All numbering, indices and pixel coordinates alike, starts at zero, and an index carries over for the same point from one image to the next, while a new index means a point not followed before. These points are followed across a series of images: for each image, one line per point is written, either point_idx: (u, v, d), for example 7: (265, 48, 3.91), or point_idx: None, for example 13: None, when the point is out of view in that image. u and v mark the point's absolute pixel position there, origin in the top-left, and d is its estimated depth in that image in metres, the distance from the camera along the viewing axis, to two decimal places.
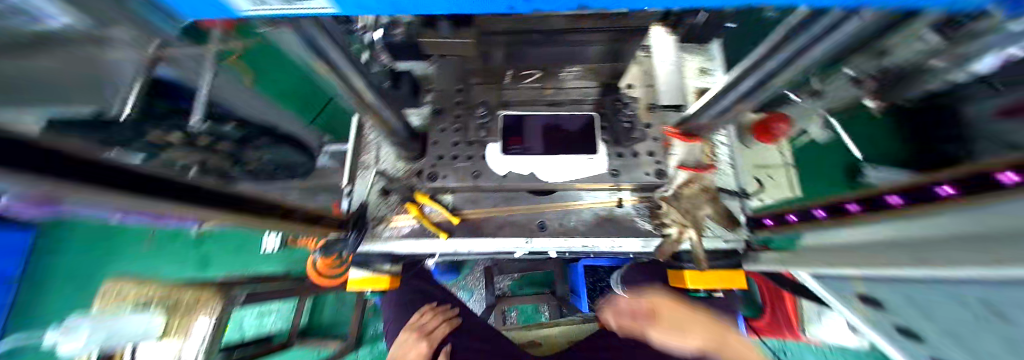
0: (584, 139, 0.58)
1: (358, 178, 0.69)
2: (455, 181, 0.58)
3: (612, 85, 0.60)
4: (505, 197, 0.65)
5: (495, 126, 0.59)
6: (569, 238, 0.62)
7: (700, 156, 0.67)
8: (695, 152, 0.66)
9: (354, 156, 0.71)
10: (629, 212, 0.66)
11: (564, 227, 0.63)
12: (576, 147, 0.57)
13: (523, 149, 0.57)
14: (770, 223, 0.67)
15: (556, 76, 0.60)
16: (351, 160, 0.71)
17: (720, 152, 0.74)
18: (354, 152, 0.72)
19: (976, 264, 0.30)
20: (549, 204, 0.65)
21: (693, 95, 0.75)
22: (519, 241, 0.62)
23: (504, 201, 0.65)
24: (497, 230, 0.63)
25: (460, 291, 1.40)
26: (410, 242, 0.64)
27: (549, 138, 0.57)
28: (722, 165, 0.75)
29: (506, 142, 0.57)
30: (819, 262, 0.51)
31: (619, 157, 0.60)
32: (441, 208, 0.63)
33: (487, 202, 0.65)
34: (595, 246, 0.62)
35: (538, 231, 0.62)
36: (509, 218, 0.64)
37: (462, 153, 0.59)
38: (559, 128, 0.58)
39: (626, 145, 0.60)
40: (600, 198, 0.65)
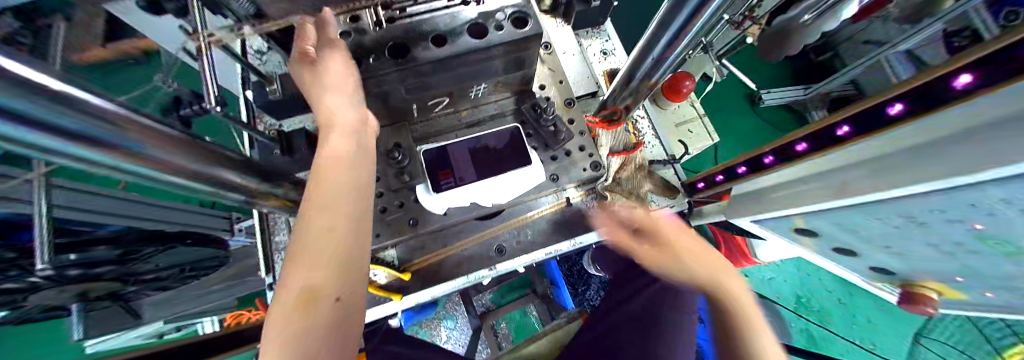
0: (514, 152, 0.55)
1: (275, 264, 0.66)
2: (393, 236, 0.53)
3: (524, 93, 0.59)
4: (454, 231, 0.62)
5: (415, 168, 0.53)
6: (530, 253, 0.62)
7: (622, 140, 0.69)
8: (619, 138, 0.69)
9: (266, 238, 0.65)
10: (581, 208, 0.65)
11: (520, 243, 0.63)
12: (511, 163, 0.54)
13: (454, 183, 0.53)
14: (700, 186, 0.67)
15: (466, 98, 0.56)
16: (261, 243, 0.65)
17: (641, 127, 0.76)
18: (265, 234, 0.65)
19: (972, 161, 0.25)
20: (501, 226, 0.63)
21: (603, 80, 0.77)
22: (483, 271, 0.60)
23: (453, 236, 0.62)
24: (457, 268, 0.61)
25: (443, 320, 1.33)
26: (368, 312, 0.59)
27: (477, 162, 0.54)
28: (647, 138, 0.77)
29: (436, 181, 0.53)
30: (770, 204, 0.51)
31: (553, 160, 0.59)
32: (388, 267, 0.58)
33: (436, 245, 0.62)
34: (556, 251, 0.62)
35: (497, 256, 0.62)
36: (466, 253, 0.62)
37: (392, 204, 0.54)
38: (485, 149, 0.55)
39: (557, 147, 0.59)
40: (550, 204, 0.65)
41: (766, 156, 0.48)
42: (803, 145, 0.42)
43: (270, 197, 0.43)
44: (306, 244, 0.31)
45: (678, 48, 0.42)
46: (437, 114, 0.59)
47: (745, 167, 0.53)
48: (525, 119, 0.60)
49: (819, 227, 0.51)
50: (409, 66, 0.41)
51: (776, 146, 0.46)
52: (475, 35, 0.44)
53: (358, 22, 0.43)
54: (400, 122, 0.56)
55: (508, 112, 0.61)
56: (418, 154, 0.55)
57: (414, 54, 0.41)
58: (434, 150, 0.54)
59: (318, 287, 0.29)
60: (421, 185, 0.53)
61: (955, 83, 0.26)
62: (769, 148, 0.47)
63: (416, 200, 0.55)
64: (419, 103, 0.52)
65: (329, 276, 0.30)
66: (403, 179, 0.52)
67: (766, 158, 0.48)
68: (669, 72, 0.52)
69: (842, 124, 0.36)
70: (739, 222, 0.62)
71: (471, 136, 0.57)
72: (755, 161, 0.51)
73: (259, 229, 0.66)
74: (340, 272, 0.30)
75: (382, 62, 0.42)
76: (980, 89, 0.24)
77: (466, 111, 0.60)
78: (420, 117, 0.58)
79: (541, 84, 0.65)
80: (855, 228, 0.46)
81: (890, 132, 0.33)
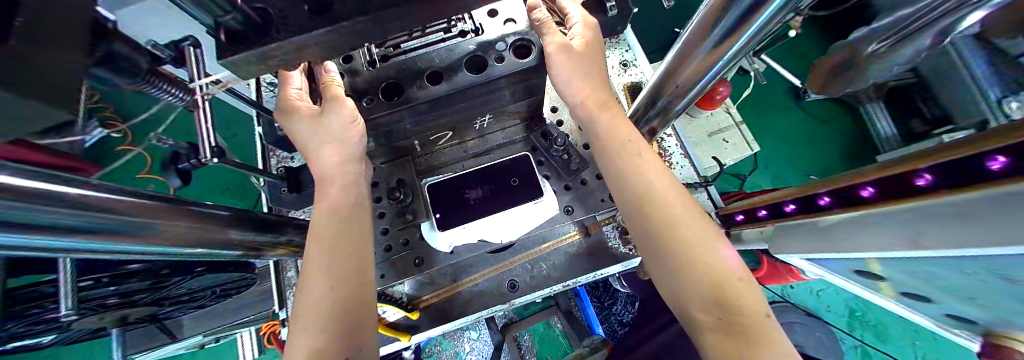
0: (523, 184, 0.54)
1: (287, 298, 0.68)
2: (396, 276, 0.52)
3: (533, 119, 0.59)
4: (465, 266, 0.66)
5: (417, 205, 0.54)
6: (543, 287, 0.64)
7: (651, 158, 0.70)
8: None
9: (281, 271, 0.68)
10: (597, 237, 0.65)
11: (535, 278, 0.64)
12: (519, 198, 0.53)
13: (455, 220, 0.52)
14: (737, 218, 0.61)
15: (470, 129, 0.56)
16: (274, 276, 0.68)
17: (666, 146, 0.71)
18: (278, 267, 0.68)
19: (990, 234, 0.21)
20: (514, 259, 0.65)
21: (624, 94, 0.71)
22: (497, 308, 0.63)
23: (462, 270, 0.66)
24: (468, 302, 0.63)
25: (468, 331, 1.33)
26: (384, 346, 0.64)
27: (482, 197, 0.53)
28: (674, 158, 0.71)
29: (438, 219, 0.53)
30: (791, 247, 0.46)
31: (566, 190, 0.57)
32: (395, 305, 0.59)
33: (446, 279, 0.65)
34: (575, 282, 0.64)
35: (510, 293, 0.64)
36: (476, 289, 0.65)
37: (396, 242, 0.54)
38: (491, 185, 0.54)
39: (570, 176, 0.57)
40: (563, 236, 0.66)
41: (821, 196, 0.38)
42: (870, 192, 0.31)
43: (270, 244, 0.49)
44: (317, 310, 0.37)
45: (717, 64, 0.39)
46: (443, 146, 0.59)
47: (795, 205, 0.43)
48: (535, 146, 0.59)
49: (873, 275, 0.42)
50: (404, 106, 0.43)
51: (829, 184, 0.36)
52: (473, 69, 0.45)
53: (351, 62, 0.47)
54: (405, 157, 0.58)
55: (515, 140, 0.61)
56: (421, 191, 0.55)
57: (410, 94, 0.43)
58: (435, 185, 0.55)
59: (325, 353, 0.35)
60: (424, 224, 0.53)
61: (995, 162, 0.20)
62: (827, 188, 0.37)
63: (420, 237, 0.54)
64: (421, 139, 0.54)
65: (335, 343, 0.36)
66: (404, 218, 0.54)
67: (822, 198, 0.38)
68: (694, 96, 0.50)
69: (923, 171, 0.25)
70: (787, 258, 0.50)
71: (476, 167, 0.57)
72: (803, 197, 0.41)
73: (274, 261, 0.68)
74: (342, 339, 0.36)
75: (377, 103, 0.44)
76: (1014, 178, 0.19)
77: (472, 141, 0.60)
78: (422, 151, 0.58)
79: (551, 108, 0.65)
80: (927, 280, 0.34)
81: (907, 205, 0.27)
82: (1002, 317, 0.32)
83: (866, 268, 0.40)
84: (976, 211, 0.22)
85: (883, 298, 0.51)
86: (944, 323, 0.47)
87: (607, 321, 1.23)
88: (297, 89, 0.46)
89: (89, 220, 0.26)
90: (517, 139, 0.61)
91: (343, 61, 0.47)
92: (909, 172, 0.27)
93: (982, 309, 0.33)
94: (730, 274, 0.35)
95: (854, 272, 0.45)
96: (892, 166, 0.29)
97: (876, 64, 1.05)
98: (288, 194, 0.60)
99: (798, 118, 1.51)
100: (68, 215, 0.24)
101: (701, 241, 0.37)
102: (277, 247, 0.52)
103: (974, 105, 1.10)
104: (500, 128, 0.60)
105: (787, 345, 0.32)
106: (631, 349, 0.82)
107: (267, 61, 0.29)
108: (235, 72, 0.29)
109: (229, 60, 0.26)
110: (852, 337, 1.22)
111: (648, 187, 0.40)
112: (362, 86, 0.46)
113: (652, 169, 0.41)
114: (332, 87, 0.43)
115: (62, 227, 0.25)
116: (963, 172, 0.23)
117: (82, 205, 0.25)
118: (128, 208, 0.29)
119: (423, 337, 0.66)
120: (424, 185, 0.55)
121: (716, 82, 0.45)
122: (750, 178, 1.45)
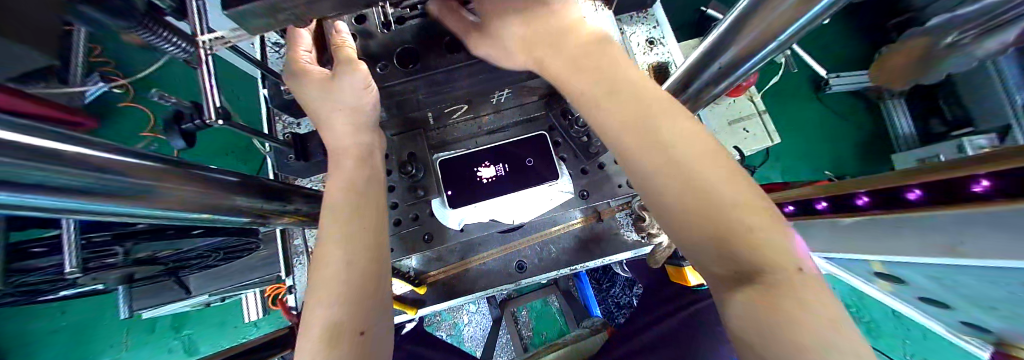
0: (540, 165, 0.52)
1: (295, 266, 0.68)
2: (406, 251, 0.52)
3: (552, 96, 0.57)
4: (473, 244, 0.66)
5: (429, 181, 0.53)
6: (551, 270, 0.64)
7: None
8: None
9: (289, 240, 0.68)
10: (609, 224, 0.65)
11: (543, 260, 0.65)
12: (533, 179, 0.51)
13: (467, 200, 0.51)
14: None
15: (487, 103, 0.54)
16: (282, 245, 0.68)
17: None
18: (286, 236, 0.68)
19: None
20: (524, 241, 0.65)
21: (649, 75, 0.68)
22: (503, 286, 0.64)
23: (471, 248, 0.66)
24: (477, 279, 0.65)
25: (468, 305, 1.38)
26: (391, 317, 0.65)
27: (498, 176, 0.52)
28: None
29: (449, 196, 0.51)
30: (829, 246, 0.45)
31: (583, 175, 0.55)
32: (402, 279, 0.60)
33: (455, 256, 0.66)
34: (582, 266, 0.64)
35: (517, 273, 0.65)
36: (484, 267, 0.66)
37: (406, 216, 0.54)
38: (507, 164, 0.52)
39: (588, 160, 0.55)
40: (574, 220, 0.66)
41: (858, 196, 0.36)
42: (916, 194, 0.29)
43: (278, 212, 0.49)
44: (334, 281, 0.37)
45: (762, 49, 0.36)
46: (457, 121, 0.57)
47: (827, 204, 0.41)
48: (556, 127, 0.56)
49: (894, 278, 0.42)
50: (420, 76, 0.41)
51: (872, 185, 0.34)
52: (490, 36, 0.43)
53: (364, 23, 0.44)
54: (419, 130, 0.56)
55: (533, 119, 0.58)
56: (433, 166, 0.53)
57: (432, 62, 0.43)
58: (448, 161, 0.52)
59: (343, 324, 0.34)
60: (439, 201, 0.52)
61: None
62: (869, 187, 0.34)
63: (431, 213, 0.54)
64: (434, 111, 0.51)
65: (354, 313, 0.35)
66: (416, 194, 0.53)
67: (859, 198, 0.36)
68: (732, 83, 0.47)
69: (981, 176, 0.23)
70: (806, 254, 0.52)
71: (490, 144, 0.55)
72: (837, 197, 0.39)
73: (281, 230, 0.68)
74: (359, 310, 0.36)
75: (392, 70, 0.43)
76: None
77: (487, 118, 0.58)
78: (435, 125, 0.56)
79: None
80: (950, 287, 0.34)
81: (951, 213, 0.26)
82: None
83: (889, 271, 0.40)
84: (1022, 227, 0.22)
85: (894, 298, 0.52)
86: (956, 330, 0.48)
87: (603, 303, 1.27)
88: (307, 51, 0.44)
89: (103, 182, 0.25)
90: (535, 119, 0.58)
91: (355, 20, 0.44)
92: (968, 177, 0.25)
93: (1002, 318, 0.34)
94: (748, 225, 0.28)
95: (873, 274, 0.45)
96: (950, 170, 0.27)
97: (952, 57, 1.05)
98: (296, 163, 0.58)
99: (816, 112, 1.47)
100: (82, 173, 0.23)
101: (715, 187, 0.30)
102: (284, 215, 0.51)
103: (999, 110, 1.07)
104: (517, 104, 0.57)
105: (834, 307, 0.24)
106: (631, 333, 0.84)
107: (277, 15, 0.26)
108: (243, 26, 0.27)
109: (237, 11, 0.24)
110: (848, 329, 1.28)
111: (648, 134, 0.35)
112: (375, 50, 0.45)
113: (658, 112, 0.35)
114: (344, 50, 0.41)
115: (64, 188, 0.23)
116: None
117: (92, 163, 0.24)
118: (133, 170, 0.27)
119: (429, 310, 0.67)
120: (436, 161, 0.53)
121: (756, 70, 0.42)
122: (760, 171, 1.43)
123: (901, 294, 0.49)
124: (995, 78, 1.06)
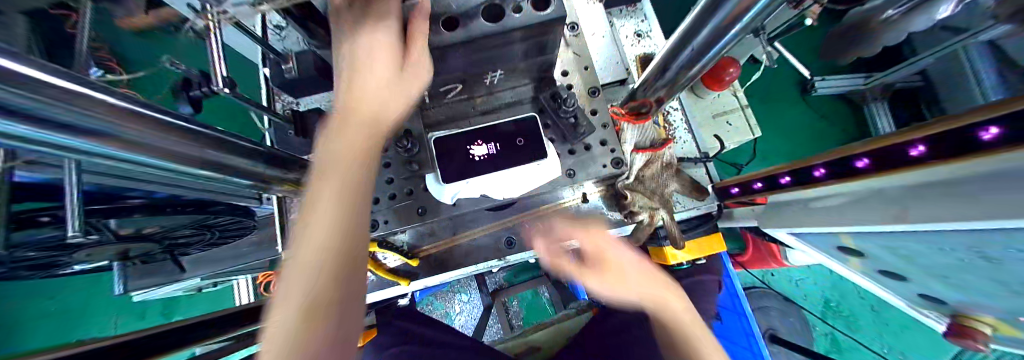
0: (529, 144, 0.54)
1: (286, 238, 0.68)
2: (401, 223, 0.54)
3: (543, 80, 0.58)
4: (465, 221, 0.68)
5: (424, 157, 0.55)
6: (539, 246, 0.68)
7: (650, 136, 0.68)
8: (646, 133, 0.68)
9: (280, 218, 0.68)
10: (595, 205, 0.71)
11: (530, 237, 0.68)
12: (525, 156, 0.53)
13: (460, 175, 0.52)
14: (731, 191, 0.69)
15: (480, 84, 0.55)
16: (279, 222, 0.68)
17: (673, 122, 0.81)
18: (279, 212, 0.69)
19: None
20: (513, 218, 0.69)
21: (635, 66, 0.77)
22: (494, 261, 0.69)
23: (462, 226, 0.68)
24: (470, 255, 0.67)
25: (461, 294, 1.40)
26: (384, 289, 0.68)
27: (489, 154, 0.54)
28: (679, 132, 0.82)
29: (443, 172, 0.53)
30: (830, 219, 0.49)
31: (570, 154, 0.59)
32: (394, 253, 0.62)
33: (447, 233, 0.68)
34: (569, 244, 0.69)
35: (506, 248, 0.69)
36: (476, 243, 0.69)
37: (401, 191, 0.56)
38: (498, 143, 0.54)
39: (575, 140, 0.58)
40: (564, 199, 0.69)
41: (859, 159, 0.39)
42: (920, 150, 0.32)
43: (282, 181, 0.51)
44: (317, 243, 0.34)
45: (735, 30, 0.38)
46: (448, 100, 0.58)
47: (825, 170, 0.44)
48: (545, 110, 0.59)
49: (891, 241, 0.44)
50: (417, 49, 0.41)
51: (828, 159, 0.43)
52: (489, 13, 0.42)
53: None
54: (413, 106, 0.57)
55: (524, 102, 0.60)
56: (428, 143, 0.56)
57: None
58: (444, 139, 0.54)
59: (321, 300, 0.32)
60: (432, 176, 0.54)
61: None
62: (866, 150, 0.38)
63: (425, 189, 0.56)
64: (431, 90, 0.54)
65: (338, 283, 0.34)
66: (410, 168, 0.54)
67: (859, 161, 0.39)
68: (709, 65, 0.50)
69: (989, 125, 0.26)
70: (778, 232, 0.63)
71: (485, 124, 0.57)
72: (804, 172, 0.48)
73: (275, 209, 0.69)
74: (345, 281, 0.34)
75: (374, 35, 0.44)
76: (1002, 145, 0.25)
77: (479, 98, 0.60)
78: (430, 103, 0.58)
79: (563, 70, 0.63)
80: (895, 247, 0.45)
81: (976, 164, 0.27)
82: (1008, 271, 0.36)
83: (887, 234, 0.43)
84: (958, 185, 0.31)
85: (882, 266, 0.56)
86: (946, 290, 0.51)
87: None
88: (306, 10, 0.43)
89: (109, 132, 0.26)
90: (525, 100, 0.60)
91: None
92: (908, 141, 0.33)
93: (991, 265, 0.37)
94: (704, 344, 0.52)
95: (835, 248, 0.58)
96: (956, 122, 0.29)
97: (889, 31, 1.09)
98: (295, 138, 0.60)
99: (803, 113, 1.51)
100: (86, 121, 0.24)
101: (688, 325, 0.54)
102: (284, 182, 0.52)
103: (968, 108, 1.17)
104: (510, 87, 0.60)
105: None
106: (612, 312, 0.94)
107: None
108: None
109: None
110: (814, 319, 1.53)
111: (654, 298, 0.56)
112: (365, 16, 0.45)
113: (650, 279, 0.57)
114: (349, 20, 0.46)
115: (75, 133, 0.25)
116: (951, 141, 0.29)
117: (139, 117, 0.26)
118: (168, 128, 0.30)
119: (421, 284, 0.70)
120: (432, 138, 0.55)
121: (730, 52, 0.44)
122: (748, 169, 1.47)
123: (895, 264, 0.52)
124: (976, 86, 1.15)
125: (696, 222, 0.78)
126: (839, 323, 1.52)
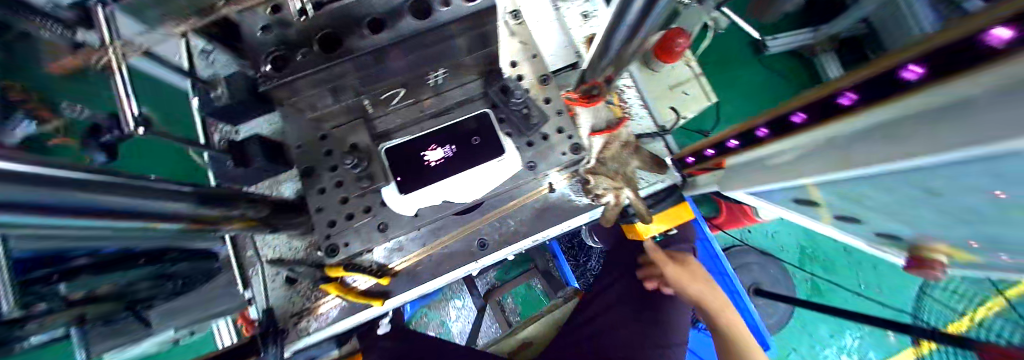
0: (487, 143, 0.54)
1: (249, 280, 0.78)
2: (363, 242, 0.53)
3: (489, 74, 0.57)
4: (432, 230, 0.66)
5: (375, 169, 0.54)
6: (514, 243, 0.67)
7: (603, 118, 0.71)
8: (599, 114, 0.70)
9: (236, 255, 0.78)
10: (563, 193, 0.69)
11: (503, 234, 0.67)
12: (482, 156, 0.54)
13: (419, 183, 0.53)
14: (688, 161, 0.79)
15: (424, 85, 0.55)
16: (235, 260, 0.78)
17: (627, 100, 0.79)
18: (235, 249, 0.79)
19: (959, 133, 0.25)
20: (482, 219, 0.67)
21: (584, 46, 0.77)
22: (471, 265, 0.66)
23: (433, 234, 0.66)
24: (445, 260, 0.66)
25: (454, 300, 1.38)
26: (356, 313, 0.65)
27: (447, 157, 0.53)
28: (635, 109, 0.79)
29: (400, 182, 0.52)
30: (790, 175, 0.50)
31: (529, 146, 0.59)
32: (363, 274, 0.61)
33: (417, 244, 0.66)
34: (543, 236, 0.68)
35: (479, 251, 0.66)
36: (447, 251, 0.67)
37: (358, 209, 0.54)
38: (453, 145, 0.54)
39: (531, 132, 0.58)
40: (532, 191, 0.67)
41: (797, 114, 0.46)
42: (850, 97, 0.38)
43: (232, 219, 0.48)
44: None
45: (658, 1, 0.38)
46: (393, 107, 0.57)
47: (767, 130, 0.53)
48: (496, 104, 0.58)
49: (848, 188, 0.46)
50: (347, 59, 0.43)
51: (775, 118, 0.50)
52: (417, 14, 0.45)
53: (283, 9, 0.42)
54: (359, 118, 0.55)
55: (474, 99, 0.59)
56: (380, 154, 0.54)
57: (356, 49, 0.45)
58: (397, 147, 0.54)
59: None
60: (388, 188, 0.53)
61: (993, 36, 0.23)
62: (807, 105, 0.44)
63: (382, 203, 0.55)
64: (371, 97, 0.53)
65: None
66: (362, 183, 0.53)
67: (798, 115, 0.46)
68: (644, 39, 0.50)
69: (913, 65, 0.30)
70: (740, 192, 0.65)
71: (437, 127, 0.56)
72: (752, 134, 0.57)
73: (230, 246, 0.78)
74: None
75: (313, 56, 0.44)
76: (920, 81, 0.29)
77: (428, 100, 0.58)
78: (375, 113, 0.56)
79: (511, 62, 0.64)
80: (851, 191, 0.47)
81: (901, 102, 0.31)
82: (951, 206, 0.37)
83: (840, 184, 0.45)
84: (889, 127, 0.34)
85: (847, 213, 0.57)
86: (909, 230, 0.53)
87: (582, 277, 1.34)
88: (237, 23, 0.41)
89: None
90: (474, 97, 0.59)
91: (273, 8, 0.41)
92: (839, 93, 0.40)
93: (934, 202, 0.38)
94: None
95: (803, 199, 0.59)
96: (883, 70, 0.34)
97: None
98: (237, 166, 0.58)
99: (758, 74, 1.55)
100: None
101: None
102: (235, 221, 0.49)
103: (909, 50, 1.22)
104: (458, 86, 0.59)
105: None
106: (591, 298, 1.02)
107: None
108: None
109: None
110: (792, 268, 1.58)
111: None
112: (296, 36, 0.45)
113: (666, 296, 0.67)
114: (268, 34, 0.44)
115: None
116: (871, 88, 0.35)
117: (91, 185, 0.26)
118: (103, 183, 0.29)
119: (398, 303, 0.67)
120: (382, 149, 0.54)
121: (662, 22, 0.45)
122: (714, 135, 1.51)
123: (859, 209, 0.53)
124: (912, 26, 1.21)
125: (664, 194, 0.75)
126: (817, 268, 1.58)
